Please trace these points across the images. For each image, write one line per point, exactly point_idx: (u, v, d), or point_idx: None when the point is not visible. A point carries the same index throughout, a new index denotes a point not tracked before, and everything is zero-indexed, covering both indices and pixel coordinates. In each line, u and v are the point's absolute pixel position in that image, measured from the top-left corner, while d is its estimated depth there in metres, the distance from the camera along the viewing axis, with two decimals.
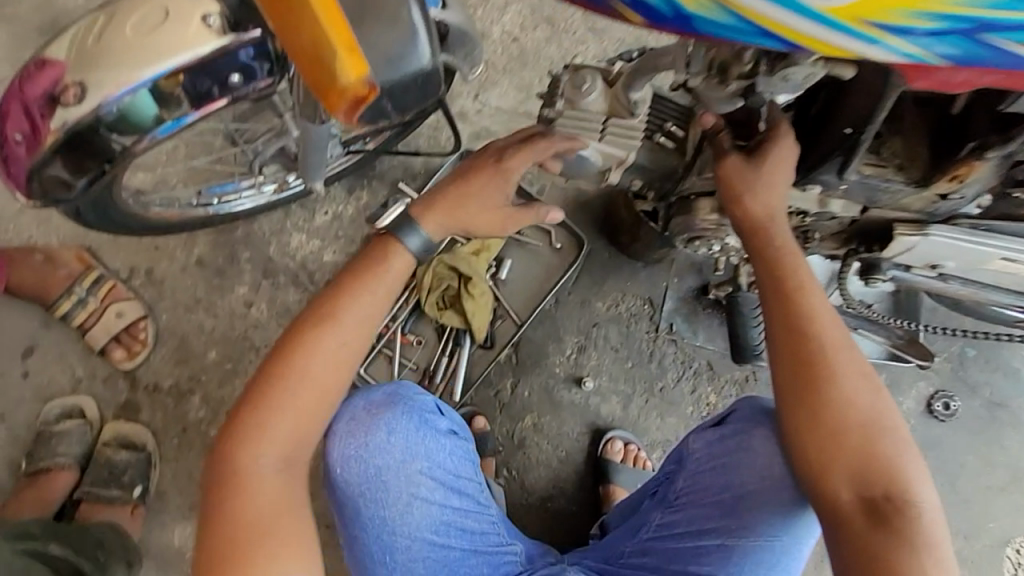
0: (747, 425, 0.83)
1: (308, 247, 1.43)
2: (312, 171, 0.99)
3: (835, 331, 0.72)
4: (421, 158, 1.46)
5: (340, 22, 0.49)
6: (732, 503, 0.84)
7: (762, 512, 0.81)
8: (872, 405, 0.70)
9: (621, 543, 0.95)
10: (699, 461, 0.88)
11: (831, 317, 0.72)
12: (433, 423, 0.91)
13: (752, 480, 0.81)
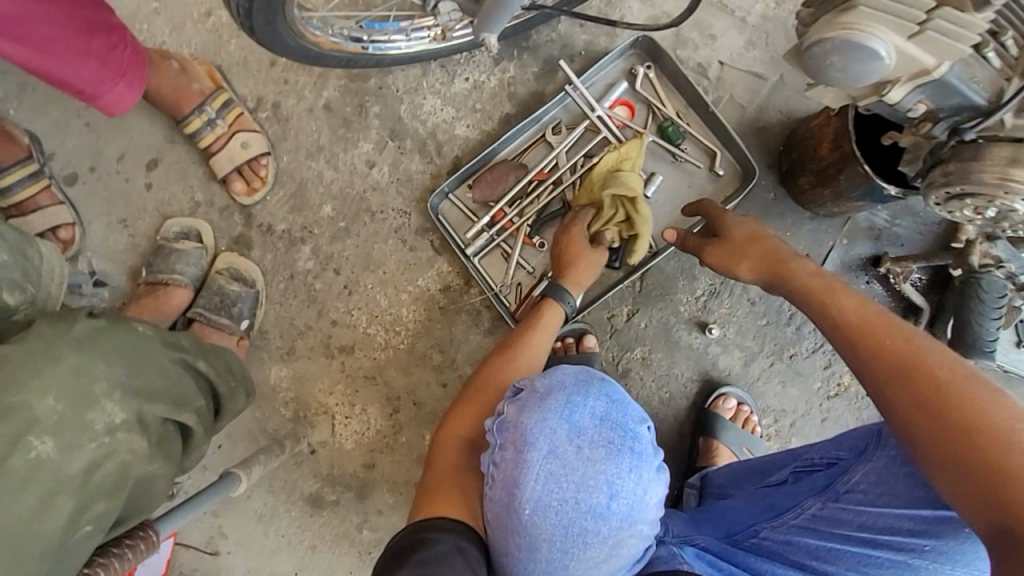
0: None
1: (441, 114, 1.30)
2: (491, 18, 0.85)
3: (906, 353, 0.70)
4: (584, 37, 1.27)
5: None
6: (922, 520, 0.78)
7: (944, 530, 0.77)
8: (980, 413, 0.62)
9: (756, 522, 0.91)
10: (890, 460, 0.81)
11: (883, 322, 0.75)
12: (652, 459, 0.71)
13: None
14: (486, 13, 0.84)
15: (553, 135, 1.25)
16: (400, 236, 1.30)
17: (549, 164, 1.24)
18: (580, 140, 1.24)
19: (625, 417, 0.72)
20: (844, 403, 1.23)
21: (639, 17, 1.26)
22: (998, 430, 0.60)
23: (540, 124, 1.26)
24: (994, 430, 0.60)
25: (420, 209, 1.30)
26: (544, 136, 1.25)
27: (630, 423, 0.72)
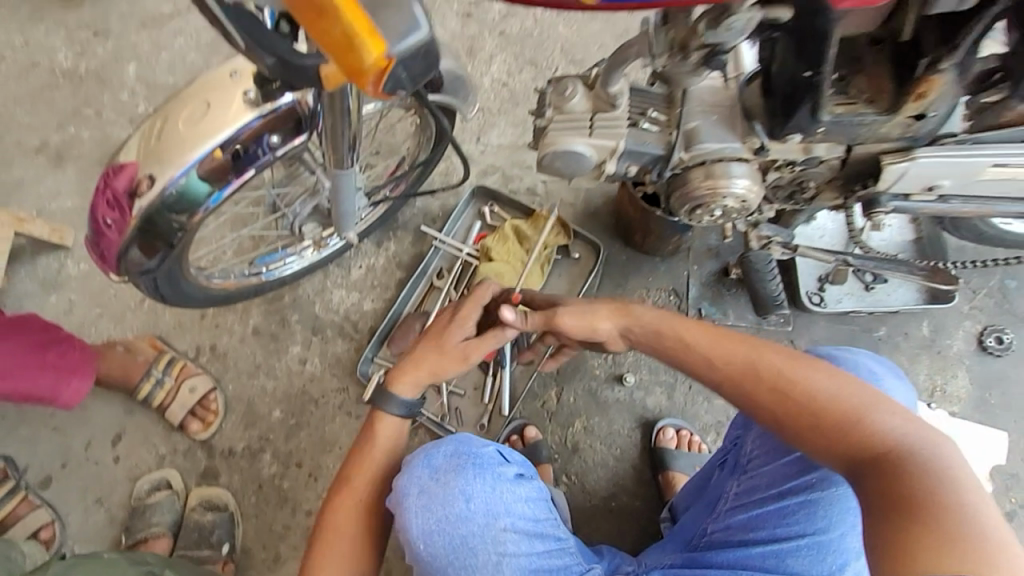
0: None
1: (348, 300, 1.54)
2: (342, 222, 1.09)
3: (751, 361, 0.81)
4: (437, 202, 1.58)
5: (359, 13, 0.54)
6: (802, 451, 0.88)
7: None
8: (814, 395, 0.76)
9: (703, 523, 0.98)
10: None
11: (720, 336, 0.84)
12: (501, 472, 0.91)
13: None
14: (337, 221, 1.08)
15: (439, 279, 1.50)
16: (346, 408, 1.46)
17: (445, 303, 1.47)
18: (461, 274, 1.49)
19: (469, 443, 0.93)
20: None
21: (471, 174, 1.60)
22: (818, 399, 0.76)
23: (427, 275, 1.51)
24: (822, 403, 0.76)
25: (355, 381, 1.48)
26: (432, 284, 1.51)
27: (475, 445, 0.93)
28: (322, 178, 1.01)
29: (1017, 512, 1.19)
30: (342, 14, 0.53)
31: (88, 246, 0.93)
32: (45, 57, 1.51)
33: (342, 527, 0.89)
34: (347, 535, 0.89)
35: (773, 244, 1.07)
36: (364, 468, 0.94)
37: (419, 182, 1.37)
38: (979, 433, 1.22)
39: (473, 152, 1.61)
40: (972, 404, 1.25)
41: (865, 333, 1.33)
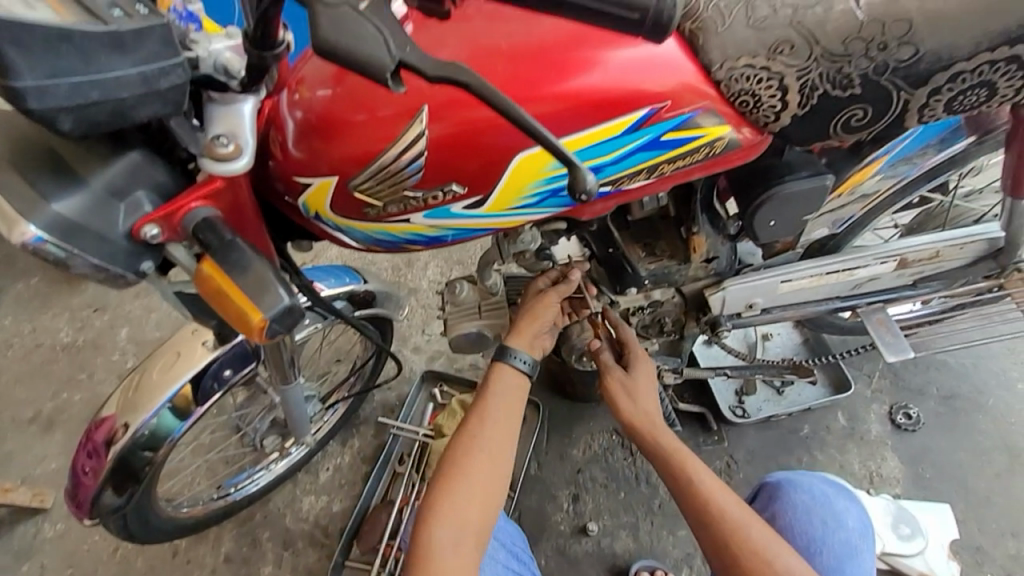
0: (769, 505, 1.00)
1: (318, 505, 1.58)
2: (299, 426, 1.20)
3: (672, 463, 1.01)
4: (393, 392, 1.73)
5: (239, 286, 0.57)
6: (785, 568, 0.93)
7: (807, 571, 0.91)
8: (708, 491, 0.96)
9: None
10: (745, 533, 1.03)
11: (666, 439, 1.05)
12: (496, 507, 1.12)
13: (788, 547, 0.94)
14: (295, 426, 1.19)
15: (401, 466, 1.57)
16: None
17: (409, 488, 1.51)
18: (420, 457, 1.55)
19: None
20: None
21: (421, 362, 1.77)
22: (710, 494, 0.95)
23: (389, 464, 1.57)
24: (715, 499, 0.94)
25: None
26: (395, 472, 1.56)
27: None
28: (274, 394, 1.18)
29: None
30: (215, 280, 0.59)
31: (67, 496, 1.06)
32: (50, 337, 1.77)
33: (467, 505, 0.91)
34: (473, 507, 0.92)
35: (665, 371, 1.26)
36: (472, 458, 0.94)
37: (372, 377, 1.54)
38: (927, 512, 1.23)
39: (420, 343, 1.80)
40: (909, 481, 1.32)
41: (792, 434, 1.42)
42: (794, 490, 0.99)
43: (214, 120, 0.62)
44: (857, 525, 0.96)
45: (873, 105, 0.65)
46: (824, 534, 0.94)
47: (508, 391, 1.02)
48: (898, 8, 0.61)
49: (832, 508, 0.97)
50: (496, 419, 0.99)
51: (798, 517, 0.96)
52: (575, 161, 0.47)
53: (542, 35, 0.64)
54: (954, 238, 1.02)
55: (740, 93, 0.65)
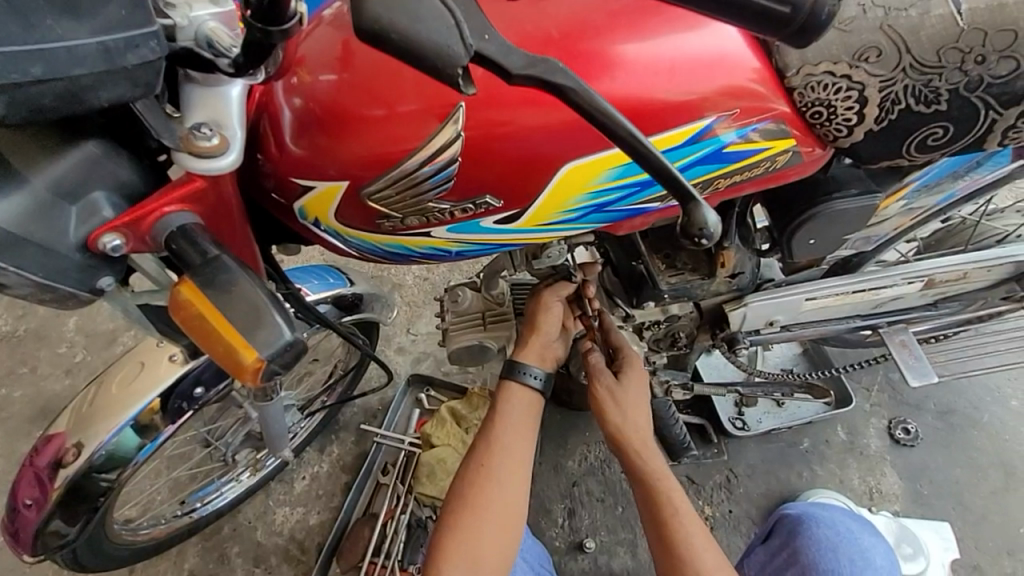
0: (790, 541, 0.93)
1: (292, 518, 1.43)
2: (277, 442, 1.07)
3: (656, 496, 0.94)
4: (376, 396, 1.57)
5: (226, 317, 0.46)
6: None
7: None
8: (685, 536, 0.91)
9: None
10: (762, 565, 0.95)
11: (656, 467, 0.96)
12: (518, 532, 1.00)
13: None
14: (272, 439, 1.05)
15: (385, 476, 1.42)
16: None
17: (393, 501, 1.36)
18: (406, 468, 1.40)
19: None
20: (725, 531, 1.32)
21: (406, 365, 1.62)
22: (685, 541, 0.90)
23: (373, 473, 1.44)
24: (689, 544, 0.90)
25: None
26: (378, 483, 1.42)
27: None
28: (250, 410, 1.05)
29: None
30: (195, 307, 0.47)
31: (4, 528, 0.94)
32: None
33: (478, 543, 0.85)
34: (485, 546, 0.85)
35: (673, 386, 1.19)
36: (483, 494, 0.87)
37: (353, 384, 1.45)
38: (925, 527, 1.24)
39: (405, 343, 1.65)
40: (908, 498, 1.31)
41: (792, 448, 1.38)
42: (816, 524, 0.92)
43: (193, 106, 0.50)
44: (885, 564, 0.88)
45: (956, 125, 0.59)
46: (850, 571, 0.86)
47: (520, 411, 0.93)
48: (1005, 16, 0.55)
49: (858, 544, 0.90)
50: (509, 445, 0.90)
51: (822, 553, 0.89)
52: (694, 193, 0.39)
53: (598, 25, 0.55)
54: (984, 260, 0.98)
55: (814, 103, 0.58)
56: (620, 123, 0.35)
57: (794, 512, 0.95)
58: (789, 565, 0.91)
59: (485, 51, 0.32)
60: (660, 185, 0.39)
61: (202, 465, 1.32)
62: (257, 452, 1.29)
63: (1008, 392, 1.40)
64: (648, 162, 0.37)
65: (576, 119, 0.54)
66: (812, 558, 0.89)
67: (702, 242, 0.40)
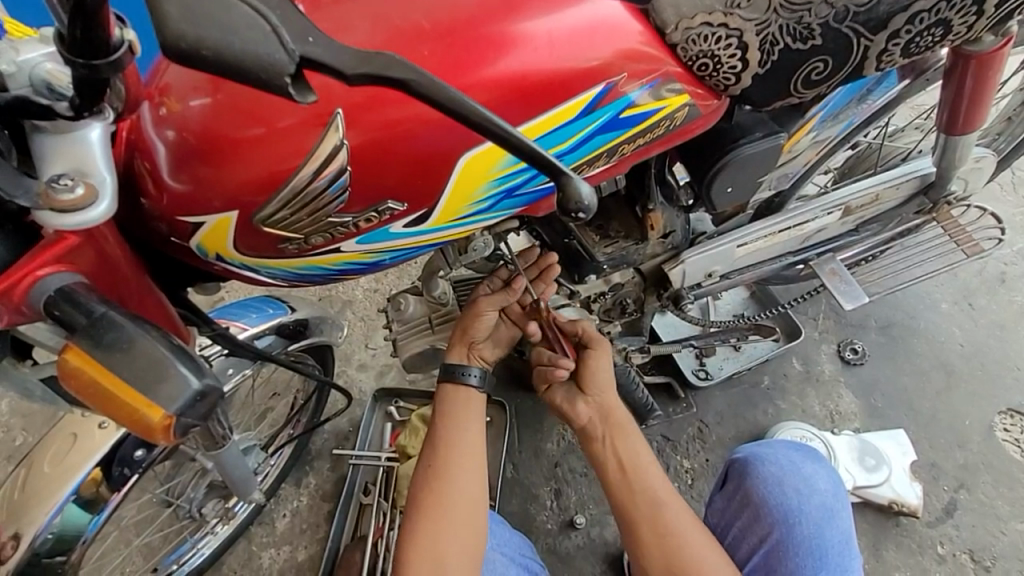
0: (740, 485, 0.88)
1: (280, 558, 1.38)
2: (244, 485, 1.02)
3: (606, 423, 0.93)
4: (345, 418, 1.52)
5: (123, 377, 0.44)
6: (767, 556, 0.81)
7: (793, 555, 0.79)
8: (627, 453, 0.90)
9: None
10: (720, 517, 0.91)
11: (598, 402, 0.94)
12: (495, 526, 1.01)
13: (766, 525, 0.83)
14: (239, 486, 1.02)
15: (367, 496, 1.38)
16: None
17: (380, 519, 1.33)
18: (388, 484, 1.37)
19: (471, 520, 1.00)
20: (704, 479, 1.36)
21: (370, 381, 1.58)
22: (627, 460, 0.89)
23: (354, 496, 1.40)
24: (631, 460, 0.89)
25: None
26: (362, 504, 1.38)
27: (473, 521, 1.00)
28: (205, 460, 1.00)
29: (953, 498, 1.28)
30: (87, 373, 0.44)
31: None
32: None
33: (441, 541, 0.83)
34: (451, 544, 0.83)
35: (631, 352, 1.20)
36: (442, 493, 0.86)
37: (318, 411, 1.40)
38: (884, 437, 1.32)
39: (365, 360, 1.60)
40: (865, 414, 1.38)
41: (755, 387, 1.43)
42: (761, 462, 0.87)
43: (50, 158, 0.46)
44: (831, 487, 0.85)
45: (834, 57, 0.60)
46: (799, 503, 0.82)
47: (464, 412, 0.91)
48: None
49: (803, 473, 0.85)
50: (461, 441, 0.89)
51: (770, 490, 0.84)
52: (564, 167, 0.40)
53: (471, 8, 0.54)
54: (891, 179, 1.03)
55: (699, 56, 0.59)
56: (479, 110, 0.36)
57: (737, 453, 0.90)
58: (742, 509, 0.87)
59: (309, 55, 0.33)
60: (530, 165, 0.39)
61: (170, 525, 1.26)
62: (226, 500, 1.24)
63: (939, 296, 1.49)
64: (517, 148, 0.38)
65: None
66: (761, 495, 0.85)
67: (579, 217, 0.41)
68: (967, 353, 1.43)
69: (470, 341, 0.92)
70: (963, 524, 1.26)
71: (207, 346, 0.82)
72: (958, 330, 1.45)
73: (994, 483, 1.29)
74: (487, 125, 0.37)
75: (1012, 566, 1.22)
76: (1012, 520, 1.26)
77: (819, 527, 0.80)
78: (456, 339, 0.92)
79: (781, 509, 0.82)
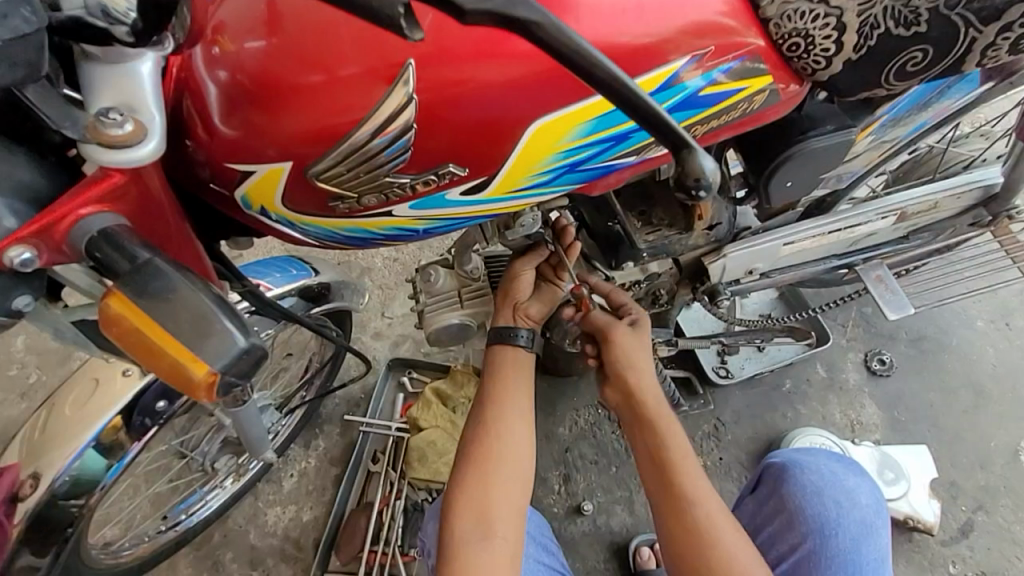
0: (776, 489, 0.86)
1: (286, 516, 1.39)
2: (258, 444, 1.01)
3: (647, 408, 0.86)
4: (358, 385, 1.51)
5: (168, 329, 0.42)
6: (795, 567, 0.80)
7: (825, 568, 0.78)
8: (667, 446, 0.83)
9: None
10: (749, 520, 0.89)
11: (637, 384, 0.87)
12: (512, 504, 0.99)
13: (799, 534, 0.81)
14: (252, 445, 1.01)
15: (376, 464, 1.38)
16: None
17: (387, 488, 1.34)
18: (397, 454, 1.37)
19: None
20: (717, 477, 1.34)
21: (385, 350, 1.56)
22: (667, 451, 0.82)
23: (363, 463, 1.39)
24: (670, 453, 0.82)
25: None
26: (370, 471, 1.38)
27: None
28: (223, 415, 0.99)
29: (970, 519, 1.25)
30: (131, 321, 0.42)
31: None
32: None
33: (488, 498, 0.81)
34: (498, 502, 0.81)
35: (657, 344, 1.17)
36: (491, 449, 0.84)
37: (333, 375, 1.38)
38: (906, 453, 1.29)
39: (381, 328, 1.59)
40: (886, 426, 1.36)
41: (776, 390, 1.41)
42: (800, 470, 0.84)
43: (99, 91, 0.43)
44: (872, 502, 0.82)
45: (936, 47, 0.56)
46: (837, 515, 0.80)
47: (517, 371, 0.90)
48: None
49: (844, 485, 0.82)
50: (517, 402, 0.87)
51: (808, 499, 0.82)
52: (688, 139, 0.38)
53: None
54: (952, 187, 0.98)
55: (791, 34, 0.55)
56: (590, 65, 0.33)
57: (776, 456, 0.87)
58: (776, 515, 0.85)
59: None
60: (652, 133, 0.38)
61: (181, 475, 1.27)
62: (237, 457, 1.24)
63: (975, 314, 1.44)
64: (638, 106, 0.36)
65: (540, 70, 0.49)
66: (798, 503, 0.82)
67: (698, 194, 0.39)
68: (998, 374, 1.39)
69: (513, 303, 0.90)
70: (978, 545, 1.24)
71: (235, 302, 0.81)
72: (991, 350, 1.41)
73: (1013, 507, 1.27)
74: (605, 82, 0.34)
75: None
76: None
77: (856, 544, 0.78)
78: (501, 300, 0.90)
79: (818, 520, 0.80)
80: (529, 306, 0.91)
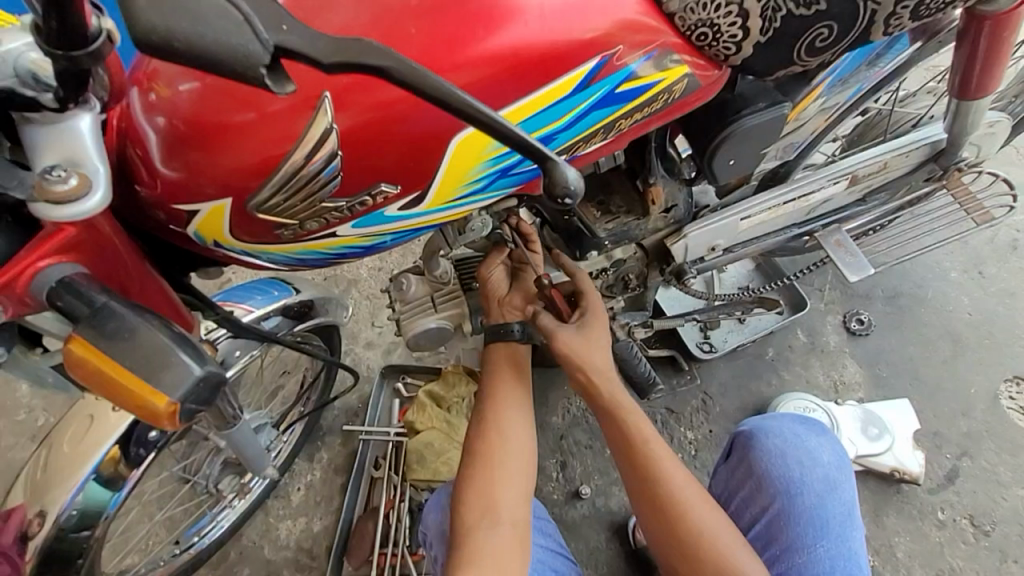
0: (744, 456, 0.89)
1: (296, 528, 1.43)
2: (256, 461, 1.05)
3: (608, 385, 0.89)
4: (355, 395, 1.55)
5: (126, 366, 0.45)
6: (765, 527, 0.84)
7: (792, 525, 0.81)
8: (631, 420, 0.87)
9: None
10: (722, 486, 0.93)
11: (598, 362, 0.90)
12: None
13: (769, 496, 0.85)
14: (251, 462, 1.04)
15: (378, 469, 1.41)
16: None
17: (391, 491, 1.37)
18: (397, 457, 1.40)
19: None
20: (708, 449, 1.38)
21: (377, 359, 1.60)
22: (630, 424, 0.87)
23: (365, 470, 1.43)
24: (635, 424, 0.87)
25: None
26: (373, 477, 1.42)
27: None
28: (218, 437, 1.02)
29: (956, 466, 1.29)
30: (92, 362, 0.45)
31: None
32: None
33: (497, 489, 0.84)
34: (507, 492, 0.85)
35: (634, 327, 1.18)
36: (497, 443, 0.88)
37: (328, 388, 1.42)
38: (890, 408, 1.32)
39: (372, 337, 1.62)
40: (869, 383, 1.39)
41: (759, 359, 1.43)
42: (765, 435, 0.88)
43: (45, 150, 0.46)
44: (834, 459, 0.86)
45: (839, 22, 0.58)
46: (800, 474, 0.84)
47: (513, 364, 0.94)
48: None
49: (806, 446, 0.86)
50: (514, 398, 0.92)
51: (773, 462, 0.86)
52: (547, 154, 0.41)
53: None
54: (900, 146, 1.01)
55: (697, 25, 0.58)
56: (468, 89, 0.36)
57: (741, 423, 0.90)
58: (746, 481, 0.88)
59: (283, 43, 0.36)
60: (515, 151, 0.41)
61: (190, 499, 1.31)
62: (241, 476, 1.28)
63: (948, 265, 1.47)
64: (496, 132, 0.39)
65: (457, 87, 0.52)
66: (763, 466, 0.86)
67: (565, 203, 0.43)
68: (975, 322, 1.41)
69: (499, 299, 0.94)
70: (965, 490, 1.27)
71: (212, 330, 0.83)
72: (967, 299, 1.43)
73: (996, 450, 1.30)
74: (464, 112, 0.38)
75: (1013, 531, 1.24)
76: (1013, 486, 1.27)
77: (819, 500, 0.82)
78: (487, 300, 0.93)
79: (782, 480, 0.84)
80: (512, 299, 0.94)
